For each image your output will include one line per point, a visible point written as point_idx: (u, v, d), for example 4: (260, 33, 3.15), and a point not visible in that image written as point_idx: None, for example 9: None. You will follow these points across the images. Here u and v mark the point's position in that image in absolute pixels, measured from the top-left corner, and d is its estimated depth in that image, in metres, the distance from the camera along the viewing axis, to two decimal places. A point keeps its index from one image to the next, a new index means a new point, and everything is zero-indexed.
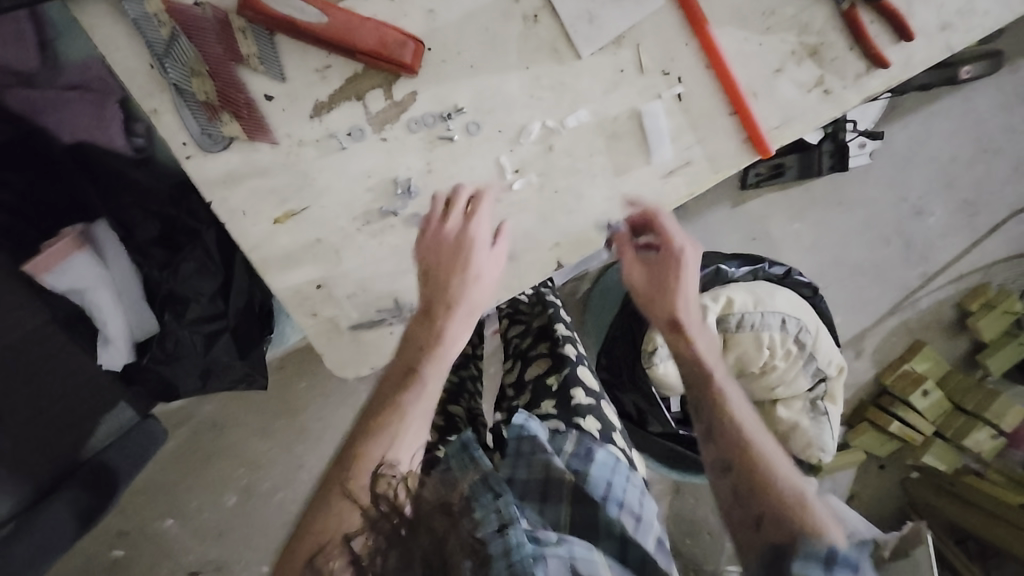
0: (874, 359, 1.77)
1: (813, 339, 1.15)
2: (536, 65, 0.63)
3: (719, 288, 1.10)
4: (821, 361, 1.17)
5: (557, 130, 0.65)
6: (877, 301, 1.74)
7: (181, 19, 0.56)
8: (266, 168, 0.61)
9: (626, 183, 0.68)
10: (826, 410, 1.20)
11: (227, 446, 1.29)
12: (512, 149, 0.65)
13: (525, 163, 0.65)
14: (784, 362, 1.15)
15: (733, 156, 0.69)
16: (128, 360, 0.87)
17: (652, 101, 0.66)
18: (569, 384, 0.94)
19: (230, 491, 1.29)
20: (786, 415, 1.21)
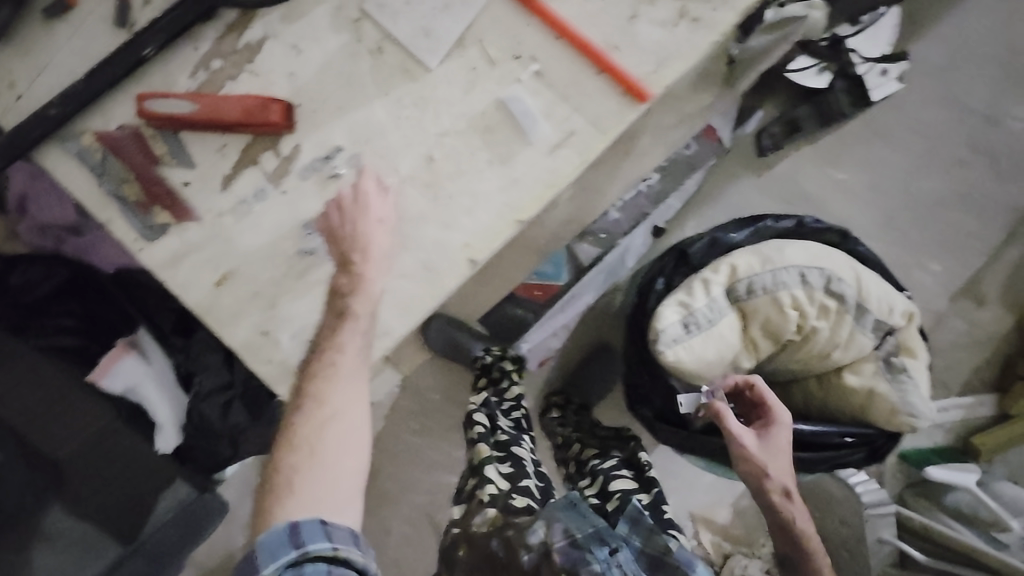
0: (1004, 303, 1.53)
1: (857, 289, 1.01)
2: (394, 89, 0.69)
3: (722, 258, 1.02)
4: (878, 312, 1.01)
5: (434, 142, 0.69)
6: (983, 235, 1.52)
7: (109, 143, 0.71)
8: (199, 243, 0.71)
9: (515, 168, 0.69)
10: (906, 366, 1.01)
11: None
12: (396, 168, 0.70)
13: (411, 179, 0.70)
14: (827, 322, 1.02)
15: (616, 113, 0.67)
16: (179, 441, 1.02)
17: (512, 85, 0.68)
18: (660, 500, 1.08)
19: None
20: (859, 383, 1.04)
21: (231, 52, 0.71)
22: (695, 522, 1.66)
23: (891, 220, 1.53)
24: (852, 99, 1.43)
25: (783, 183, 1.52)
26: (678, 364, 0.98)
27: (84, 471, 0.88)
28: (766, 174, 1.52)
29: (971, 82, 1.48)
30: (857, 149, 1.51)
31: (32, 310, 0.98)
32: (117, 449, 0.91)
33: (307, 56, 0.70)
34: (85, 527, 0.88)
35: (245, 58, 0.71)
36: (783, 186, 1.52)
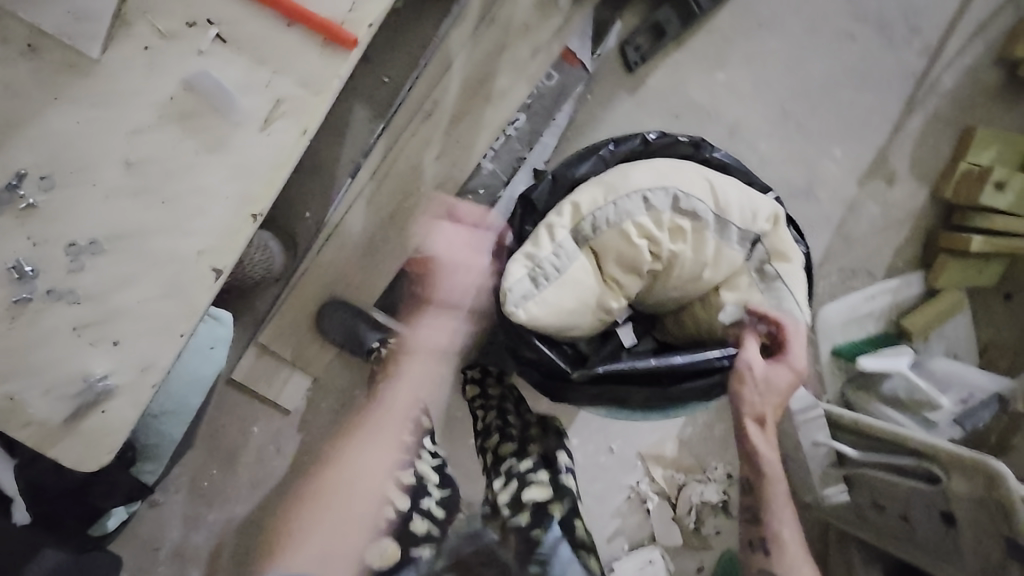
0: (915, 174, 1.47)
1: (713, 203, 0.94)
2: (64, 92, 0.70)
3: (565, 198, 0.93)
4: (739, 222, 0.94)
5: (133, 147, 0.72)
6: (884, 105, 1.44)
7: None
8: None
9: (230, 150, 0.73)
10: (778, 273, 0.96)
11: None
12: (97, 183, 0.71)
13: (117, 189, 0.72)
14: (689, 243, 0.95)
15: (322, 66, 0.74)
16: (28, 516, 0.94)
17: (196, 59, 0.72)
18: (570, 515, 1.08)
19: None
20: (735, 300, 0.98)
21: None
22: (644, 461, 1.53)
23: (787, 109, 1.42)
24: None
25: (666, 94, 1.39)
26: (534, 320, 0.89)
27: None
28: (642, 90, 1.38)
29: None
30: (737, 42, 1.38)
31: None
32: None
33: None
34: None
35: None
36: (667, 98, 1.39)
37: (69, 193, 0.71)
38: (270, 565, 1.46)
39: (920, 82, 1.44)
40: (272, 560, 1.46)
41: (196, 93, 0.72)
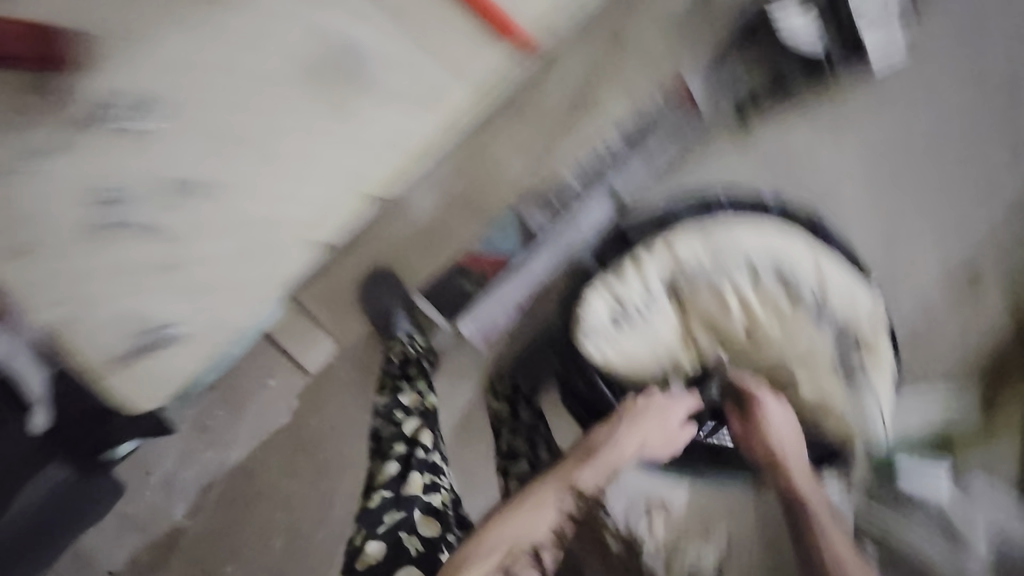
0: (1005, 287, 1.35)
1: (815, 289, 1.00)
2: (202, 35, 0.82)
3: (666, 239, 1.02)
4: (837, 313, 1.00)
5: (257, 89, 0.85)
6: (990, 208, 1.34)
7: None
8: None
9: (351, 119, 0.91)
10: (863, 374, 1.00)
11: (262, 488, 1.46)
12: (204, 139, 0.84)
13: (214, 140, 0.85)
14: (778, 321, 1.01)
15: (464, 32, 0.94)
16: (48, 422, 0.89)
17: (355, 23, 0.88)
18: None
19: (274, 535, 1.46)
20: (814, 393, 1.00)
21: None
22: None
23: (890, 190, 1.33)
24: (843, 53, 1.24)
25: (773, 151, 1.32)
26: (604, 357, 1.00)
27: None
28: (752, 142, 1.32)
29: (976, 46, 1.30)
30: (857, 113, 1.32)
31: None
32: None
33: None
34: None
35: None
36: (773, 155, 1.32)
37: (181, 141, 0.83)
38: (254, 516, 1.45)
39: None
40: (257, 513, 1.46)
41: (318, 68, 0.88)
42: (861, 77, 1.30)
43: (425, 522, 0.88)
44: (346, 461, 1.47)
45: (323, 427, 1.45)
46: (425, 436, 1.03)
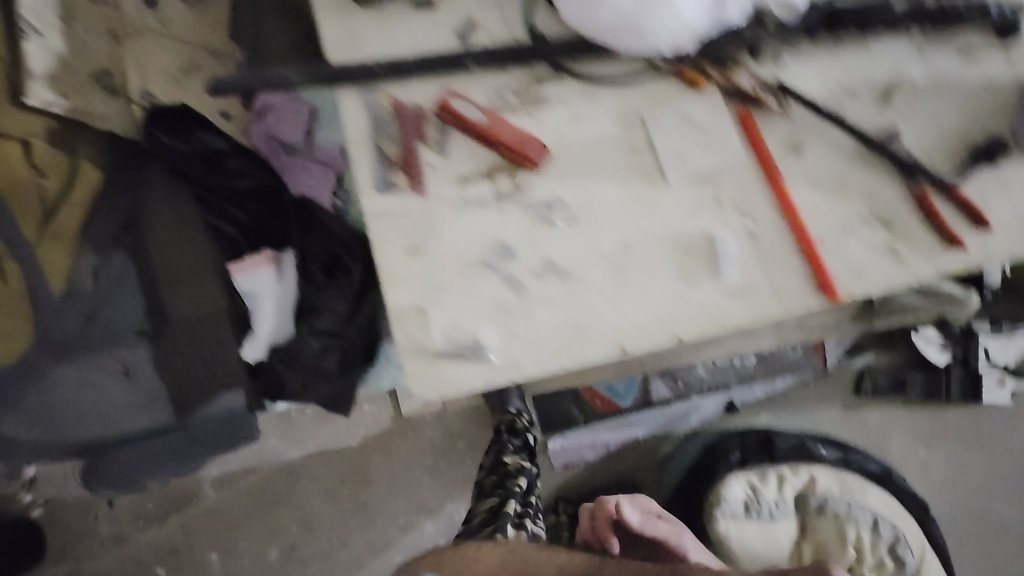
0: None
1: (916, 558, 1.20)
2: (632, 185, 0.79)
3: (805, 465, 1.24)
4: None
5: (631, 249, 0.78)
6: None
7: (397, 110, 0.82)
8: (411, 211, 0.81)
9: (694, 294, 0.77)
10: None
11: (297, 495, 1.60)
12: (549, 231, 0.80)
13: (546, 294, 0.80)
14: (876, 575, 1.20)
15: (800, 292, 0.75)
16: (261, 355, 1.10)
17: (725, 229, 0.77)
18: None
19: (274, 546, 1.60)
20: None
21: (524, 93, 0.80)
22: None
23: (957, 518, 1.45)
24: (963, 387, 1.42)
25: (867, 432, 1.48)
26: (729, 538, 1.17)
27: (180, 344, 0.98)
28: (856, 415, 1.49)
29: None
30: (953, 439, 1.47)
31: (224, 193, 1.10)
32: (218, 334, 1.00)
33: (580, 124, 0.80)
34: (161, 385, 0.95)
35: (530, 103, 0.80)
36: (866, 435, 1.48)
37: (572, 235, 0.79)
38: (277, 515, 1.60)
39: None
40: (279, 515, 1.60)
41: (688, 244, 0.77)
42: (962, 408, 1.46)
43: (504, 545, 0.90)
44: (385, 510, 1.61)
45: (383, 468, 1.60)
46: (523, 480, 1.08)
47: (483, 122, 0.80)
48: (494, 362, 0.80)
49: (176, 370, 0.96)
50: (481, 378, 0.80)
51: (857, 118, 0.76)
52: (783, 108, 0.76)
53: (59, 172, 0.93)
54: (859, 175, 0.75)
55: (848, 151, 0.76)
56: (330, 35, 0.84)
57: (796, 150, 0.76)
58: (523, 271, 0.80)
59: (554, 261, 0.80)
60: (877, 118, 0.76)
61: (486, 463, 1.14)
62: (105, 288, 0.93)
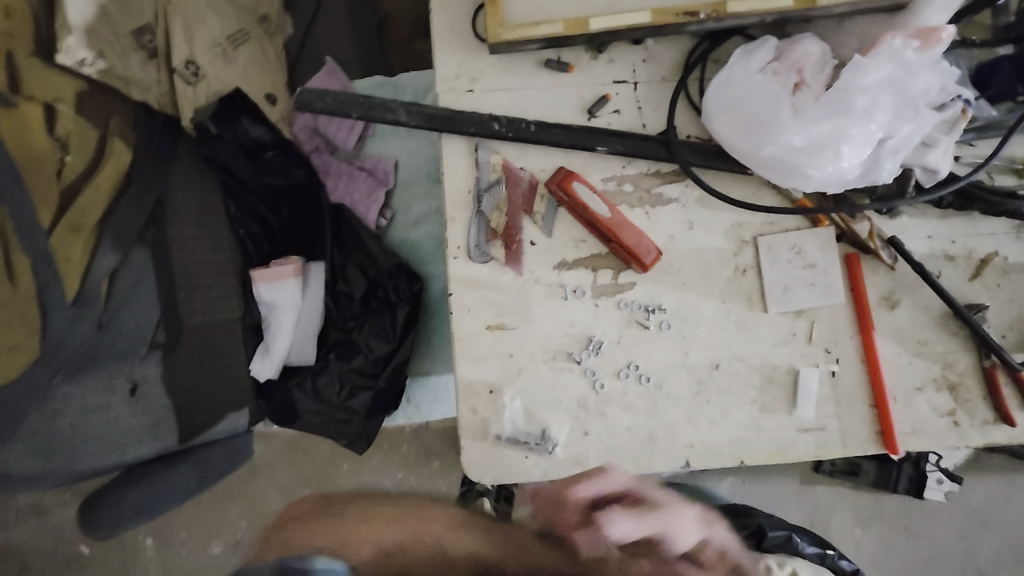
0: None
1: None
2: (730, 303, 0.78)
3: (787, 557, 1.08)
4: None
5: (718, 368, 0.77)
6: None
7: (507, 174, 0.76)
8: (501, 286, 0.76)
9: (767, 421, 0.77)
10: None
11: (254, 492, 1.43)
12: (639, 333, 0.77)
13: (628, 395, 0.77)
14: None
15: (863, 440, 0.78)
16: (271, 376, 0.98)
17: (810, 366, 0.78)
18: None
19: (218, 539, 1.43)
20: None
21: (645, 189, 0.77)
22: None
23: None
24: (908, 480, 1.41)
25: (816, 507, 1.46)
26: None
27: (190, 356, 0.93)
28: (809, 488, 1.47)
29: (991, 534, 1.45)
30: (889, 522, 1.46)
31: (257, 189, 1.00)
32: (227, 347, 0.97)
33: (693, 235, 0.77)
34: (166, 403, 0.91)
35: (650, 201, 0.77)
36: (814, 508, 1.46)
37: (662, 341, 0.77)
38: (227, 512, 1.44)
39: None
40: (228, 510, 1.44)
41: (773, 371, 0.78)
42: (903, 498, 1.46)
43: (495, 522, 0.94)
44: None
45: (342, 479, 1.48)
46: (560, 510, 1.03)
47: (606, 216, 0.75)
48: (558, 456, 0.76)
49: (183, 387, 0.92)
50: (542, 469, 0.76)
51: (950, 285, 0.79)
52: (892, 262, 0.78)
53: (84, 153, 0.89)
54: (941, 341, 0.79)
55: (935, 315, 0.79)
56: (445, 77, 0.77)
57: (890, 304, 0.79)
58: (606, 372, 0.77)
59: (638, 366, 0.77)
60: (967, 289, 0.79)
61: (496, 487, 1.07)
62: (118, 298, 0.89)
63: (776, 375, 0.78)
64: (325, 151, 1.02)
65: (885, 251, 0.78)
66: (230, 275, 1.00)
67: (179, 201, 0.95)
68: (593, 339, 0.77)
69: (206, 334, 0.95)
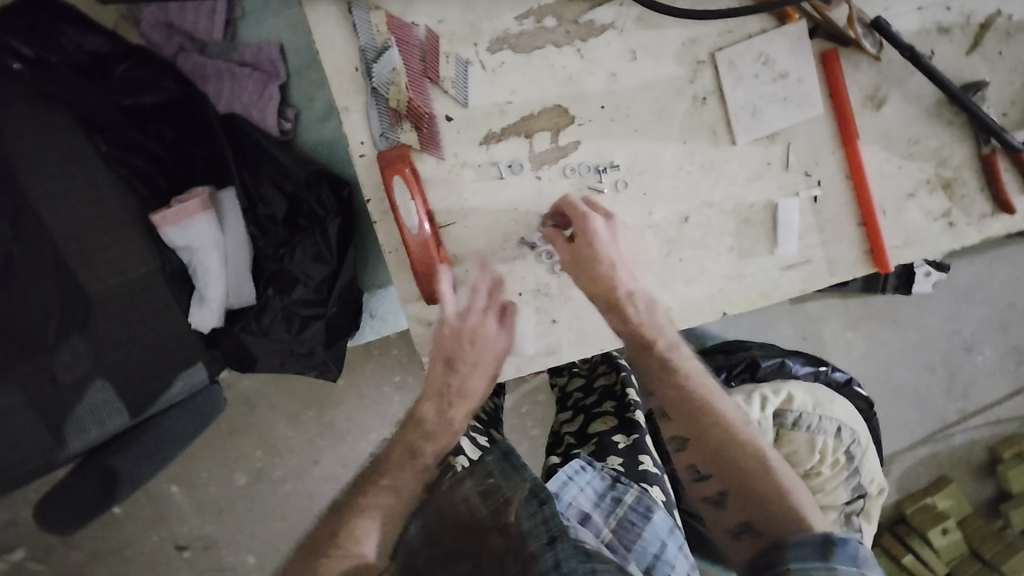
0: (896, 484, 1.42)
1: (862, 453, 1.08)
2: (693, 142, 0.66)
3: (781, 381, 1.08)
4: (863, 478, 1.08)
5: (689, 219, 0.68)
6: (911, 426, 1.42)
7: (397, 32, 0.60)
8: (426, 180, 0.64)
9: (747, 267, 0.70)
10: (860, 527, 1.08)
11: (253, 424, 1.23)
12: (593, 197, 0.67)
13: None
14: (829, 470, 1.07)
15: (851, 264, 0.71)
16: (216, 324, 0.87)
17: (789, 197, 0.69)
18: (640, 448, 0.85)
19: (240, 471, 1.23)
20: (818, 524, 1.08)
21: (571, 19, 0.63)
22: None
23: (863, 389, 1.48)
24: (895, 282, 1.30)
25: (806, 319, 1.34)
26: None
27: (115, 325, 0.77)
28: (799, 304, 1.33)
29: (978, 307, 1.38)
30: (875, 316, 1.36)
31: (116, 116, 0.81)
32: (151, 301, 0.81)
33: (638, 68, 0.64)
34: (99, 382, 0.76)
35: (581, 34, 0.63)
36: (804, 319, 1.34)
37: (622, 203, 0.67)
38: (237, 446, 1.23)
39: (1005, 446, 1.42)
40: (234, 443, 1.23)
41: (750, 212, 0.69)
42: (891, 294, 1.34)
43: (470, 447, 0.84)
44: (359, 426, 1.25)
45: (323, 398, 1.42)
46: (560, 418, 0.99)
47: (526, 94, 0.64)
48: (529, 350, 0.69)
49: (115, 363, 0.76)
50: (515, 366, 0.69)
51: (946, 65, 0.66)
52: (877, 52, 0.65)
53: None
54: (935, 136, 0.69)
55: (927, 106, 0.68)
56: None
57: (876, 104, 0.67)
58: None
59: None
60: (964, 66, 0.67)
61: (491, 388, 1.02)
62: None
63: (755, 218, 0.69)
64: (191, 49, 0.86)
65: (868, 39, 0.65)
66: (130, 227, 0.80)
67: (29, 148, 0.72)
68: (543, 219, 0.67)
69: (119, 298, 0.78)
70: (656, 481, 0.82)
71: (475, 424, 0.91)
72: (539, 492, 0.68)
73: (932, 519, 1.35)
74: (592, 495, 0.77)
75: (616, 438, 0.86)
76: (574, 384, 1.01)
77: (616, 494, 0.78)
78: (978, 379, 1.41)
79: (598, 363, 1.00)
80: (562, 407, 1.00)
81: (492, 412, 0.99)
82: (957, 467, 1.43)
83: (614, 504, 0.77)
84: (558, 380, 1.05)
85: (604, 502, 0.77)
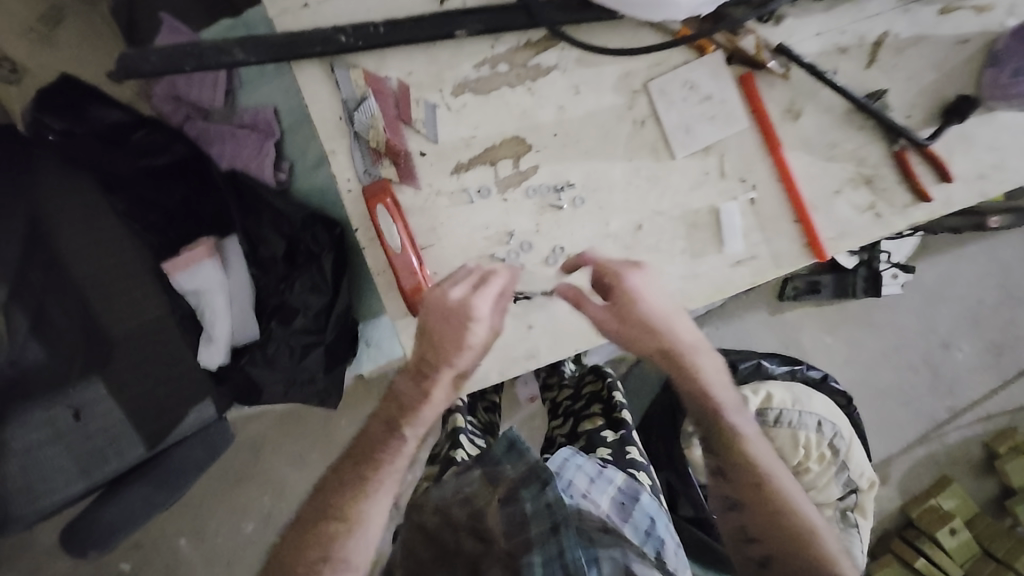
0: (899, 487, 1.45)
1: (847, 447, 1.12)
2: (638, 159, 0.76)
3: (759, 382, 1.13)
4: (852, 472, 1.12)
5: (642, 228, 0.77)
6: (902, 427, 1.45)
7: (373, 85, 0.71)
8: (407, 208, 0.73)
9: (700, 266, 0.78)
10: (856, 522, 1.12)
11: (262, 468, 1.27)
12: (555, 212, 0.76)
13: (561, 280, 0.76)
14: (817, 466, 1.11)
15: (794, 257, 0.79)
16: (223, 361, 0.94)
17: (729, 201, 0.78)
18: (626, 440, 0.90)
19: (250, 517, 1.27)
20: None
21: (520, 64, 0.74)
22: None
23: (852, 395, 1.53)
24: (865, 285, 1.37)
25: (785, 329, 1.40)
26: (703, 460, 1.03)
27: (131, 363, 0.84)
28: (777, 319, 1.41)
29: (949, 305, 1.45)
30: (849, 322, 1.42)
31: (132, 176, 0.92)
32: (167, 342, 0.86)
33: (582, 99, 0.74)
34: (119, 416, 0.83)
35: (530, 75, 0.74)
36: (784, 329, 1.40)
37: (581, 217, 0.76)
38: (245, 492, 1.27)
39: (999, 439, 1.45)
40: (243, 490, 1.27)
41: (696, 215, 0.78)
42: (862, 300, 1.42)
43: (469, 448, 0.90)
44: None
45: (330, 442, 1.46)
46: (553, 424, 1.03)
47: (487, 128, 0.73)
48: (511, 353, 0.76)
49: (134, 397, 0.84)
50: (499, 371, 0.76)
51: (847, 78, 0.77)
52: (785, 71, 0.76)
53: None
54: (851, 139, 0.78)
55: (839, 114, 0.78)
56: None
57: (794, 115, 0.77)
58: (534, 263, 0.76)
59: (564, 248, 0.76)
60: (864, 78, 0.77)
61: (486, 401, 1.06)
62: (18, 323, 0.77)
63: (701, 223, 0.78)
64: (197, 117, 0.96)
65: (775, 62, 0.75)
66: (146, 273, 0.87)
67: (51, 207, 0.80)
68: (512, 234, 0.75)
69: (138, 339, 0.84)
70: (644, 467, 0.88)
71: (473, 429, 0.96)
72: (541, 474, 0.73)
73: (939, 520, 1.36)
74: (588, 476, 0.80)
75: (605, 433, 0.92)
76: (564, 394, 1.05)
77: (608, 475, 0.82)
78: (960, 376, 1.46)
79: (586, 373, 1.05)
80: (553, 415, 1.05)
81: (487, 424, 1.03)
82: (955, 465, 1.46)
83: (608, 484, 0.81)
84: (549, 392, 1.10)
85: (601, 480, 0.80)
